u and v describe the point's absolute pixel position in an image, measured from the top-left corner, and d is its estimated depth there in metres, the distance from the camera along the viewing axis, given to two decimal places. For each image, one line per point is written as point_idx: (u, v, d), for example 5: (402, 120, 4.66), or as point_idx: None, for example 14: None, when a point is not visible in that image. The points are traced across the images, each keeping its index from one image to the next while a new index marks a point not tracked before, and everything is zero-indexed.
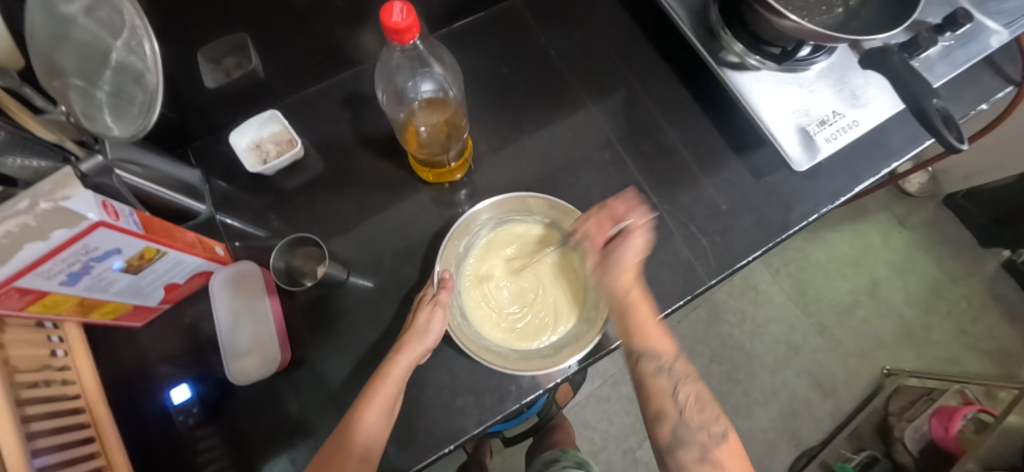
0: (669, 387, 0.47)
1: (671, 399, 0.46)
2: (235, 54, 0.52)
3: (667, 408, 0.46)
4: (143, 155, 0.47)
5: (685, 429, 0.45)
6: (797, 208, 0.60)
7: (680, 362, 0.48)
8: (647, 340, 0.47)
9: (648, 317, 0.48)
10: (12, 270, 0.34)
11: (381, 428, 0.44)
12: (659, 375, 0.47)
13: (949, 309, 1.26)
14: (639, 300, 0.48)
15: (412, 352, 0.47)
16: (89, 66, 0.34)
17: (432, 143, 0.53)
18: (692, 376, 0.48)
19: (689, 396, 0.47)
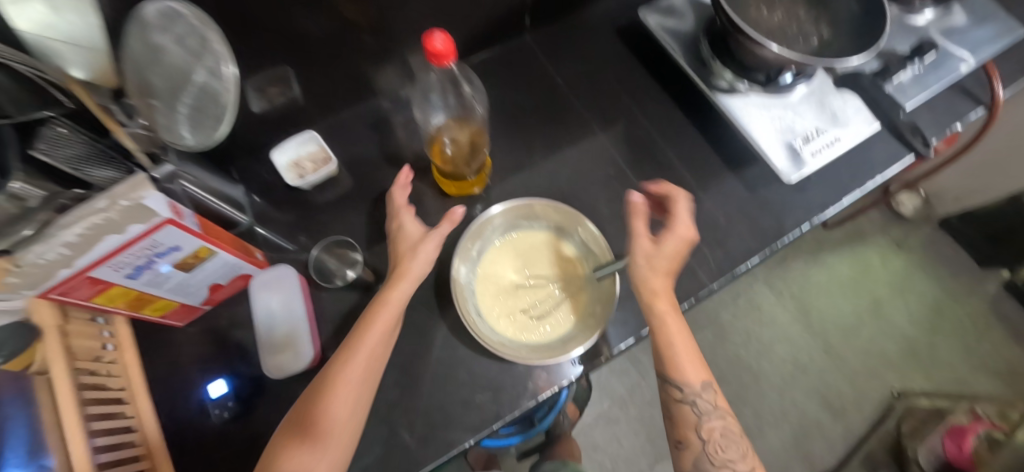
0: (695, 419, 0.50)
1: (696, 431, 0.50)
2: (279, 84, 0.60)
3: (691, 440, 0.50)
4: (197, 168, 0.53)
5: (709, 463, 0.49)
6: (789, 217, 0.65)
7: (709, 393, 0.51)
8: (678, 371, 0.51)
9: (678, 339, 0.51)
10: (91, 259, 0.40)
11: (381, 347, 0.48)
12: (683, 406, 0.51)
13: (952, 329, 1.28)
14: (655, 298, 0.51)
15: (396, 299, 0.49)
16: (174, 85, 0.40)
17: (458, 158, 0.59)
18: (721, 410, 0.51)
19: (713, 430, 0.50)
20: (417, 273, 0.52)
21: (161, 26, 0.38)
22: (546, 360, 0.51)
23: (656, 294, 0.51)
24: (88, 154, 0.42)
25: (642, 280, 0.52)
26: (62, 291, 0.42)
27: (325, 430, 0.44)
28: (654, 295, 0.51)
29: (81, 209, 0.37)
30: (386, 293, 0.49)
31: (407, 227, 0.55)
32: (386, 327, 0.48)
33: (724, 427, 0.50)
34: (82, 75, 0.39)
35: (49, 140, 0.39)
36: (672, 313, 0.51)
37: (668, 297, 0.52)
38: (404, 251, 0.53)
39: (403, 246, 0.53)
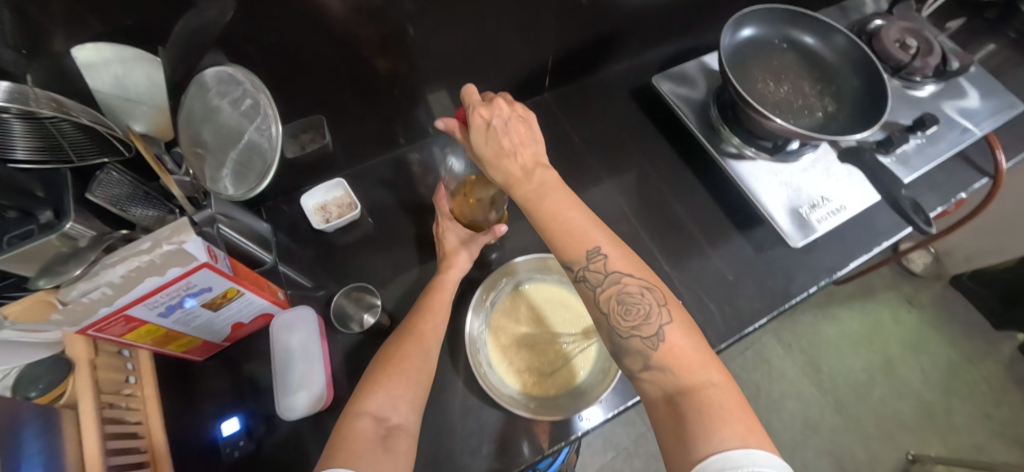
0: (593, 295, 0.46)
1: (597, 307, 0.46)
2: (312, 130, 0.63)
3: (597, 319, 0.46)
4: (232, 210, 0.56)
5: (619, 335, 0.44)
6: (797, 279, 0.66)
7: (600, 259, 0.45)
8: (561, 249, 0.46)
9: (562, 210, 0.46)
10: (128, 299, 0.42)
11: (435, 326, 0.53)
12: (579, 284, 0.46)
13: (967, 392, 1.26)
14: (517, 182, 0.46)
15: (446, 289, 0.57)
16: (223, 140, 0.44)
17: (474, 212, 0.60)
18: (616, 274, 0.45)
19: (613, 301, 0.45)
20: (461, 272, 0.58)
21: (218, 90, 0.42)
22: (554, 416, 0.52)
23: (515, 177, 0.46)
24: (133, 195, 0.47)
25: (499, 167, 0.46)
26: (97, 328, 0.44)
27: (399, 385, 0.47)
28: (511, 180, 0.46)
29: (126, 250, 0.41)
30: (433, 288, 0.56)
31: (451, 232, 0.59)
32: (440, 312, 0.54)
33: (625, 290, 0.45)
34: (142, 129, 0.43)
35: (102, 183, 0.44)
36: (551, 199, 0.46)
37: (531, 181, 0.46)
38: (450, 250, 0.59)
39: (447, 248, 0.59)
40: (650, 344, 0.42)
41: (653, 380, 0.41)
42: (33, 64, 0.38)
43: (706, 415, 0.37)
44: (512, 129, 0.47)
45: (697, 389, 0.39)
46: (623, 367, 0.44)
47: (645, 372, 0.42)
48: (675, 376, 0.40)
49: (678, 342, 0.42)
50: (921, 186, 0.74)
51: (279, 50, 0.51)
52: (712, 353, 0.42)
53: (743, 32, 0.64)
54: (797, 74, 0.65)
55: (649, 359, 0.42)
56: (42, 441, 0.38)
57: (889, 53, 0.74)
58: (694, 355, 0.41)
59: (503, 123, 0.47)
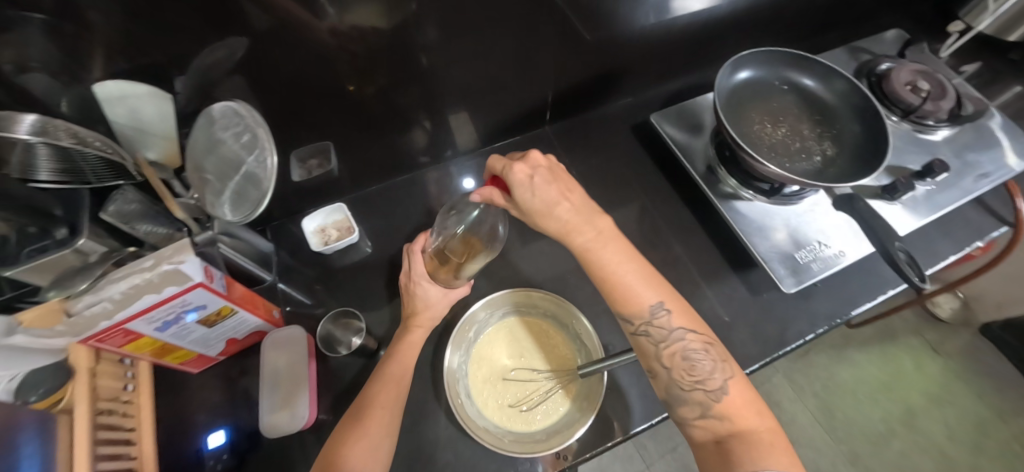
0: (653, 349, 0.48)
1: (658, 361, 0.48)
2: (318, 156, 0.67)
3: (656, 370, 0.49)
4: (237, 229, 0.59)
5: (680, 389, 0.47)
6: (794, 325, 0.64)
7: (662, 315, 0.48)
8: (624, 304, 0.49)
9: (617, 267, 0.49)
10: (127, 314, 0.45)
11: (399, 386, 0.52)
12: (638, 337, 0.49)
13: (998, 451, 1.17)
14: (572, 235, 0.49)
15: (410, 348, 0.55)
16: (224, 170, 0.46)
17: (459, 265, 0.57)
18: (680, 330, 0.48)
19: (676, 356, 0.48)
20: (429, 327, 0.57)
21: (224, 123, 0.46)
22: (526, 453, 0.50)
23: (570, 231, 0.50)
24: (143, 213, 0.49)
25: (554, 227, 0.50)
26: (97, 339, 0.47)
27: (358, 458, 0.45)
28: (566, 234, 0.50)
29: (128, 268, 0.44)
30: (399, 346, 0.55)
31: (424, 288, 0.57)
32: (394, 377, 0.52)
33: (687, 345, 0.48)
34: (154, 155, 0.48)
35: (116, 200, 0.47)
36: (606, 252, 0.49)
37: (586, 234, 0.50)
38: (421, 306, 0.57)
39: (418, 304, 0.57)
40: (713, 396, 0.46)
41: (707, 426, 0.46)
42: (67, 90, 0.41)
43: (759, 456, 0.42)
44: (541, 193, 0.48)
45: (750, 433, 0.44)
46: (675, 413, 0.48)
47: (699, 419, 0.46)
48: (731, 424, 0.45)
49: (739, 393, 0.46)
50: (932, 233, 0.72)
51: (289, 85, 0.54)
52: (757, 400, 0.46)
53: (740, 74, 0.64)
54: (796, 116, 0.64)
55: (708, 409, 0.46)
56: (35, 444, 0.41)
57: (899, 96, 0.72)
58: (746, 404, 0.46)
59: (539, 193, 0.48)
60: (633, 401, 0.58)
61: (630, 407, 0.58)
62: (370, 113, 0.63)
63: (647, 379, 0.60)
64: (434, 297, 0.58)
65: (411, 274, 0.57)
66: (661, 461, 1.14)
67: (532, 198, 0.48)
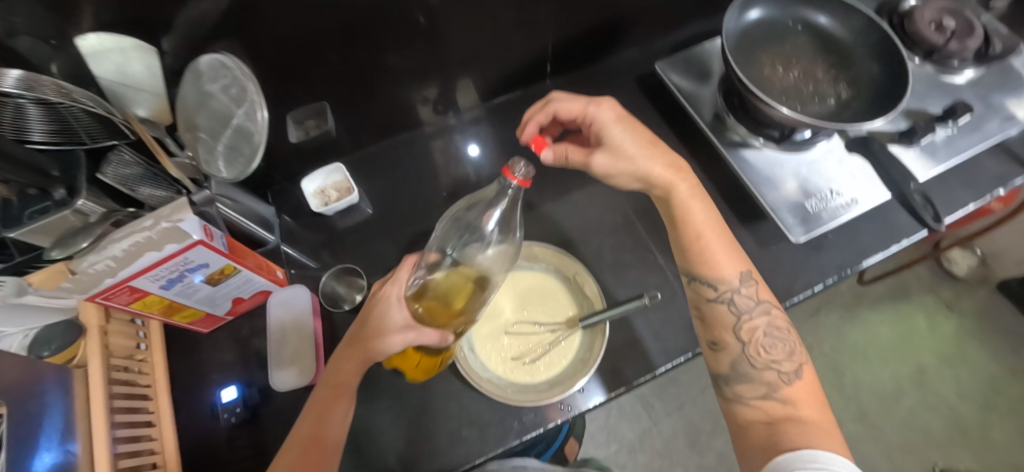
0: (733, 319, 0.49)
1: (733, 333, 0.49)
2: (315, 117, 0.65)
3: (728, 342, 0.49)
4: (235, 193, 0.59)
5: (749, 364, 0.48)
6: (803, 277, 0.63)
7: (749, 289, 0.50)
8: (712, 269, 0.50)
9: (707, 226, 0.52)
10: (129, 272, 0.45)
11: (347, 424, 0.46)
12: (719, 304, 0.50)
13: (1009, 408, 1.17)
14: (672, 182, 0.52)
15: (335, 396, 0.46)
16: (215, 125, 0.46)
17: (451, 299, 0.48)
18: (766, 309, 0.50)
19: (755, 331, 0.49)
20: (365, 362, 0.45)
21: (211, 76, 0.45)
22: (528, 402, 0.51)
23: (668, 178, 0.52)
24: (143, 176, 0.50)
25: (658, 173, 0.52)
26: (104, 297, 0.47)
27: None
28: (664, 180, 0.52)
29: (130, 226, 0.45)
30: (337, 387, 0.46)
31: (394, 312, 0.46)
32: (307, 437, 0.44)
33: (768, 324, 0.49)
34: (144, 113, 0.47)
35: (113, 163, 0.46)
36: (694, 209, 0.52)
37: (686, 184, 0.52)
38: (373, 332, 0.45)
39: (370, 330, 0.45)
40: (785, 379, 0.47)
41: (765, 407, 0.46)
42: (58, 55, 0.40)
43: (816, 440, 0.42)
44: (633, 133, 0.53)
45: (809, 421, 0.44)
46: (731, 389, 0.48)
47: (759, 399, 0.46)
48: (793, 409, 0.45)
49: (805, 384, 0.47)
50: (951, 182, 0.69)
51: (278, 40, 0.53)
52: (823, 399, 0.46)
53: (750, 14, 0.61)
54: (811, 59, 0.61)
55: (773, 391, 0.46)
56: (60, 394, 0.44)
57: (921, 36, 0.68)
58: (809, 398, 0.46)
59: (629, 135, 0.53)
60: (637, 353, 0.59)
61: (633, 359, 0.58)
62: (367, 70, 0.62)
63: (650, 332, 0.60)
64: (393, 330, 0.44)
65: (388, 283, 0.48)
66: (668, 419, 1.16)
67: (626, 135, 0.53)
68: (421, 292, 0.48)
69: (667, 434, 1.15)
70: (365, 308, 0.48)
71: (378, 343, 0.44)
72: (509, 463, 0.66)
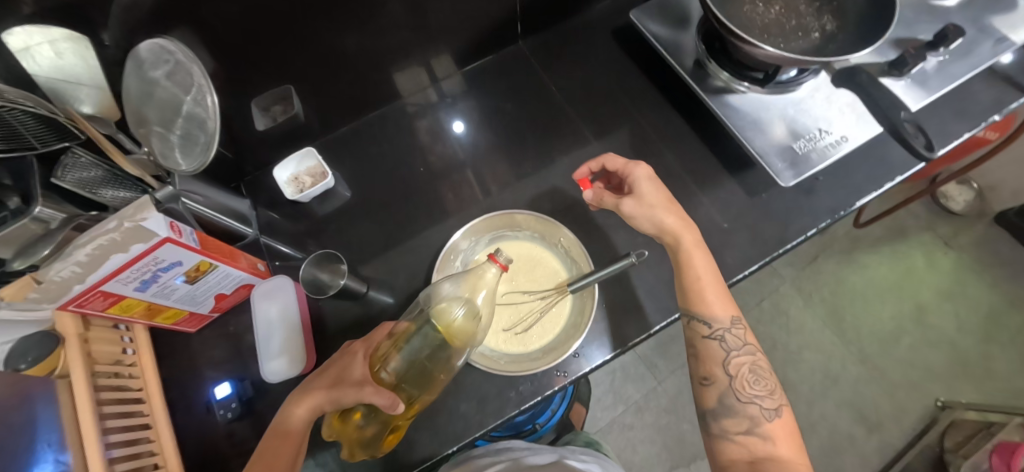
0: (723, 355, 0.51)
1: (722, 368, 0.51)
2: (282, 102, 0.63)
3: (717, 376, 0.51)
4: (203, 188, 0.57)
5: (735, 399, 0.49)
6: (796, 223, 0.62)
7: (738, 329, 0.52)
8: (705, 306, 0.51)
9: (707, 273, 0.52)
10: (99, 276, 0.44)
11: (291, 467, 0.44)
12: (712, 341, 0.51)
13: (1009, 337, 1.17)
14: (681, 231, 0.52)
15: (285, 445, 0.44)
16: (166, 115, 0.45)
17: (412, 366, 0.48)
18: (751, 347, 0.52)
19: (742, 367, 0.51)
20: (316, 407, 0.44)
21: (152, 62, 0.43)
22: (519, 371, 0.52)
23: (678, 228, 0.53)
24: (104, 178, 0.47)
25: (676, 223, 0.53)
26: (78, 304, 0.46)
27: None
28: (675, 229, 0.52)
29: (93, 229, 0.42)
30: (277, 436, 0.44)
31: (354, 366, 0.46)
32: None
33: (753, 362, 0.51)
34: (90, 110, 0.44)
35: (70, 168, 0.44)
36: (697, 257, 0.52)
37: (694, 234, 0.53)
38: (333, 380, 0.45)
39: (333, 378, 0.46)
40: (766, 415, 0.49)
41: (747, 443, 0.48)
42: None
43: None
44: (663, 190, 0.55)
45: (786, 460, 0.46)
46: (717, 424, 0.50)
47: (742, 434, 0.48)
48: (772, 447, 0.47)
49: (784, 422, 0.49)
50: (944, 113, 0.67)
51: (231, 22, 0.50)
52: (799, 436, 0.49)
53: None
54: None
55: (755, 426, 0.48)
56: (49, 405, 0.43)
57: None
58: (787, 433, 0.48)
59: (657, 192, 0.54)
60: (630, 314, 0.58)
61: (627, 320, 0.57)
62: (331, 48, 0.59)
63: (641, 292, 0.59)
64: (352, 383, 0.44)
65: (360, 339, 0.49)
66: (673, 377, 1.17)
67: (655, 190, 0.54)
68: (386, 356, 0.48)
69: (672, 392, 1.16)
70: (329, 365, 0.47)
71: (336, 392, 0.43)
72: (495, 447, 0.63)
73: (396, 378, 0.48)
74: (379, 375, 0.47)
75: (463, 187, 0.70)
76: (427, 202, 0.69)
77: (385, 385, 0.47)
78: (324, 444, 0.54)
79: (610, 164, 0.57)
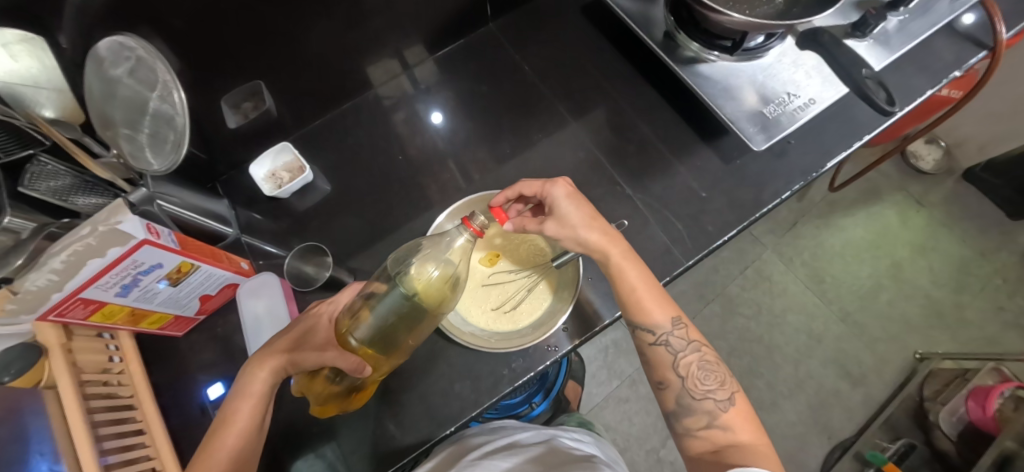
0: (671, 358, 0.49)
1: (674, 370, 0.49)
2: (251, 98, 0.62)
3: (670, 380, 0.49)
4: (179, 191, 0.57)
5: (690, 397, 0.47)
6: (769, 186, 0.65)
7: (681, 329, 0.50)
8: (645, 314, 0.50)
9: (644, 282, 0.51)
10: (77, 282, 0.43)
11: (250, 442, 0.43)
12: (658, 347, 0.50)
13: (981, 287, 1.22)
14: (608, 247, 0.51)
15: (249, 405, 0.43)
16: (132, 115, 0.44)
17: (380, 330, 0.47)
18: (696, 344, 0.50)
19: (691, 366, 0.49)
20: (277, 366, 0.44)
21: (112, 60, 0.42)
22: (508, 348, 0.54)
23: (605, 244, 0.51)
24: (75, 185, 0.44)
25: (599, 241, 0.51)
26: (58, 313, 0.45)
27: None
28: (600, 246, 0.51)
29: (66, 237, 0.40)
30: (237, 401, 0.43)
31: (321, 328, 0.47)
32: (230, 452, 0.41)
33: (701, 359, 0.49)
34: (52, 114, 0.43)
35: (38, 176, 0.41)
36: (629, 269, 0.51)
37: (621, 247, 0.51)
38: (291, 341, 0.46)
39: (292, 337, 0.47)
40: (721, 407, 0.46)
41: (710, 437, 0.45)
42: None
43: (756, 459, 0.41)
44: (584, 206, 0.53)
45: (749, 445, 0.43)
46: (679, 424, 0.48)
47: (704, 430, 0.46)
48: (734, 436, 0.44)
49: (741, 410, 0.46)
50: (907, 71, 0.69)
51: (193, 22, 0.48)
52: (758, 421, 0.46)
53: None
54: None
55: (714, 419, 0.46)
56: (43, 420, 0.42)
57: None
58: (746, 423, 0.45)
59: (573, 215, 0.52)
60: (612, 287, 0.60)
61: (610, 293, 0.60)
62: (301, 41, 0.58)
63: None
64: (314, 347, 0.44)
65: (325, 302, 0.50)
66: None
67: (574, 209, 0.52)
68: (351, 323, 0.48)
69: None
70: (291, 327, 0.48)
71: (297, 354, 0.43)
72: (488, 427, 0.64)
73: (363, 343, 0.47)
74: (350, 342, 0.47)
75: (443, 174, 0.70)
76: (408, 192, 0.69)
77: (353, 352, 0.47)
78: (327, 436, 0.56)
79: (525, 191, 0.55)
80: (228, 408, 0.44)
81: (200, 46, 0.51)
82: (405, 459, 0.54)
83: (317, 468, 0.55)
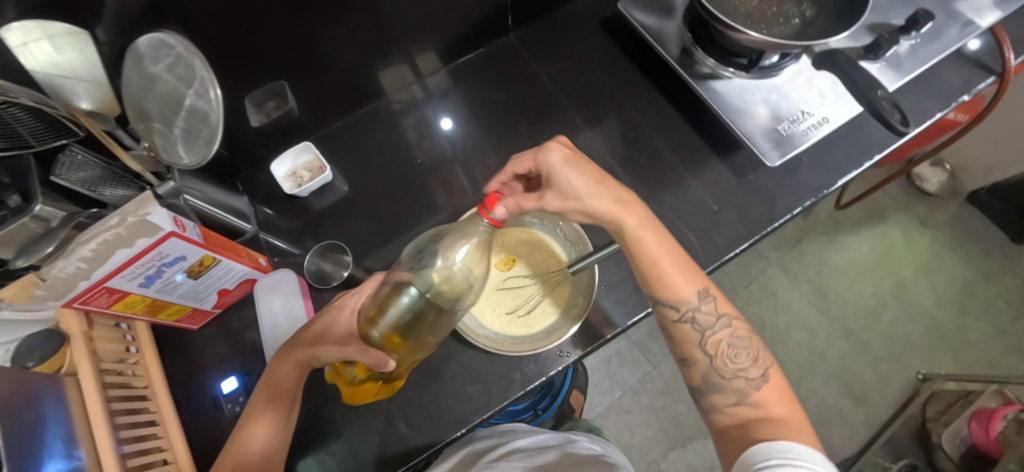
0: (698, 336, 0.49)
1: (701, 348, 0.49)
2: (274, 98, 0.64)
3: (697, 357, 0.49)
4: (204, 186, 0.58)
5: (719, 375, 0.48)
6: (781, 201, 0.66)
7: (710, 302, 0.50)
8: (671, 290, 0.50)
9: (662, 254, 0.50)
10: (104, 271, 0.43)
11: (280, 429, 0.46)
12: (683, 324, 0.50)
13: (984, 309, 1.23)
14: (621, 215, 0.50)
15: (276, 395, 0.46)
16: (167, 111, 0.45)
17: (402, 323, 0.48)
18: (726, 318, 0.50)
19: (720, 343, 0.49)
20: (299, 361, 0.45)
21: (152, 56, 0.44)
22: (525, 352, 0.55)
23: (617, 213, 0.51)
24: (104, 176, 0.46)
25: (609, 207, 0.50)
26: (82, 301, 0.45)
27: None
28: (616, 215, 0.50)
29: (95, 227, 0.41)
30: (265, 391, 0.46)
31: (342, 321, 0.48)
32: (261, 438, 0.44)
33: (731, 334, 0.49)
34: (89, 106, 0.44)
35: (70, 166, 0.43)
36: (647, 235, 0.50)
37: (636, 212, 0.51)
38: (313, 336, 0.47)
39: (314, 333, 0.48)
40: (754, 385, 0.46)
41: (739, 413, 0.46)
42: None
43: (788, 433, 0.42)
44: (582, 168, 0.51)
45: (780, 420, 0.44)
46: (707, 400, 0.49)
47: (733, 406, 0.46)
48: (765, 411, 0.45)
49: (775, 385, 0.46)
50: (917, 93, 0.70)
51: (227, 21, 0.49)
52: (792, 397, 0.46)
53: None
54: None
55: (745, 396, 0.46)
56: (62, 406, 0.43)
57: None
58: (781, 398, 0.46)
59: (575, 183, 0.50)
60: (624, 295, 0.61)
61: (623, 301, 0.61)
62: (326, 43, 0.60)
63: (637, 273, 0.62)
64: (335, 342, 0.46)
65: (348, 294, 0.51)
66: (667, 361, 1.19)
67: (575, 176, 0.50)
68: (373, 317, 0.49)
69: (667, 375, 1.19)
70: (310, 324, 0.49)
71: (318, 350, 0.44)
72: (501, 428, 0.65)
73: (385, 336, 0.48)
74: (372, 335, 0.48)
75: (460, 179, 0.71)
76: (425, 195, 0.70)
77: (375, 345, 0.47)
78: (338, 434, 0.56)
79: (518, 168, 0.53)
80: (257, 397, 0.46)
81: (232, 45, 0.52)
82: (416, 459, 0.55)
83: (327, 466, 0.55)
